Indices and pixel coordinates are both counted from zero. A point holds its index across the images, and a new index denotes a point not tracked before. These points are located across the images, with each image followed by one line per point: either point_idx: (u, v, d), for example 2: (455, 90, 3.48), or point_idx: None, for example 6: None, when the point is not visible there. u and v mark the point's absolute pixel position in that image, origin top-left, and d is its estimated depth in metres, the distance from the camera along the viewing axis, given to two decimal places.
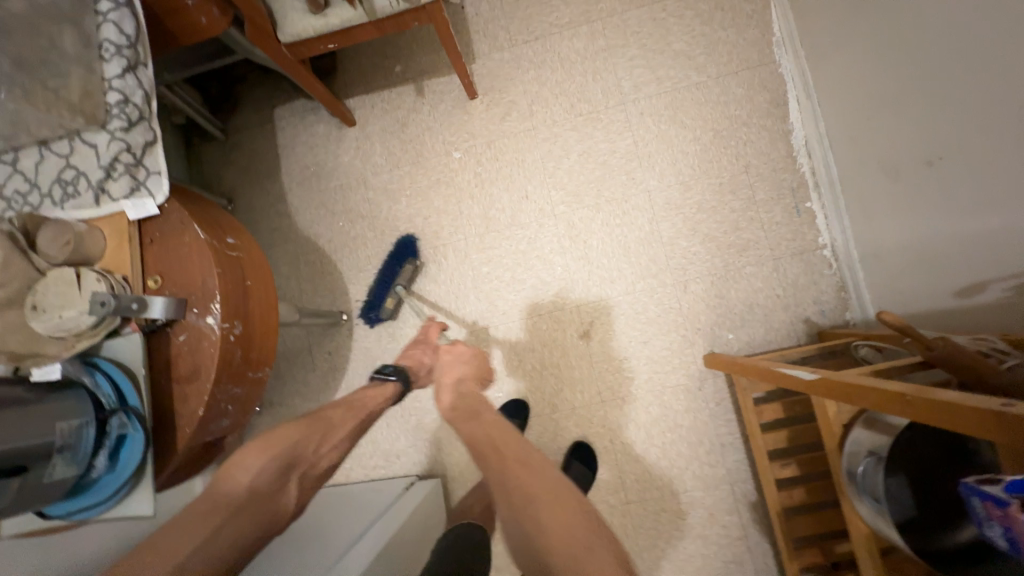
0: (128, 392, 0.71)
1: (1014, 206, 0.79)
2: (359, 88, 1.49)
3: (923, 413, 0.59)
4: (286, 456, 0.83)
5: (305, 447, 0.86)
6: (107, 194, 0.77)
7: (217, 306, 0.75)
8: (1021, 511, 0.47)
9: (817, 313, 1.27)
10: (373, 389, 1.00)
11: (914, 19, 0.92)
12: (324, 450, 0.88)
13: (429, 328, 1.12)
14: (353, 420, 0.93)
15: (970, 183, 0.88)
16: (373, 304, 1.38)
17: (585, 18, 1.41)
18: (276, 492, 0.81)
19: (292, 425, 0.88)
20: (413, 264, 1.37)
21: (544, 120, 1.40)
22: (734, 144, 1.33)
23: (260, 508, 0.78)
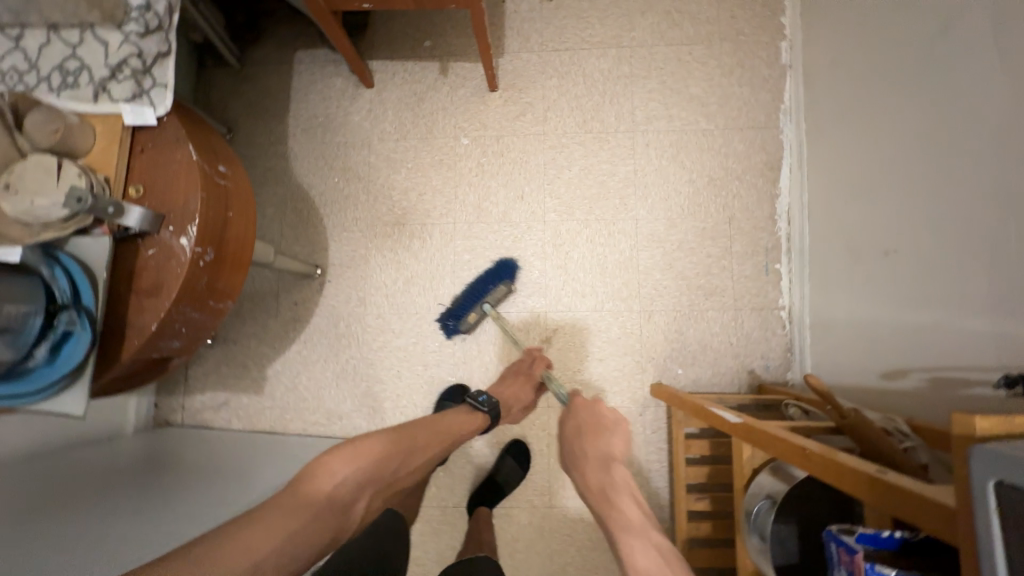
0: (85, 291, 0.70)
1: (947, 306, 0.88)
2: (385, 53, 1.49)
3: (821, 469, 0.65)
4: (372, 466, 0.86)
5: (392, 463, 0.89)
6: (107, 93, 0.77)
7: (193, 229, 0.75)
8: (863, 559, 0.55)
9: (762, 367, 1.35)
10: (467, 414, 1.08)
11: (902, 121, 1.01)
12: (403, 469, 0.92)
13: (536, 361, 1.24)
14: (437, 437, 0.98)
15: (915, 279, 0.97)
16: (454, 313, 1.32)
17: (615, 42, 1.46)
18: (350, 506, 0.82)
19: (380, 437, 0.89)
20: (507, 287, 1.33)
21: (556, 128, 1.44)
22: (724, 195, 1.41)
23: (332, 516, 0.78)
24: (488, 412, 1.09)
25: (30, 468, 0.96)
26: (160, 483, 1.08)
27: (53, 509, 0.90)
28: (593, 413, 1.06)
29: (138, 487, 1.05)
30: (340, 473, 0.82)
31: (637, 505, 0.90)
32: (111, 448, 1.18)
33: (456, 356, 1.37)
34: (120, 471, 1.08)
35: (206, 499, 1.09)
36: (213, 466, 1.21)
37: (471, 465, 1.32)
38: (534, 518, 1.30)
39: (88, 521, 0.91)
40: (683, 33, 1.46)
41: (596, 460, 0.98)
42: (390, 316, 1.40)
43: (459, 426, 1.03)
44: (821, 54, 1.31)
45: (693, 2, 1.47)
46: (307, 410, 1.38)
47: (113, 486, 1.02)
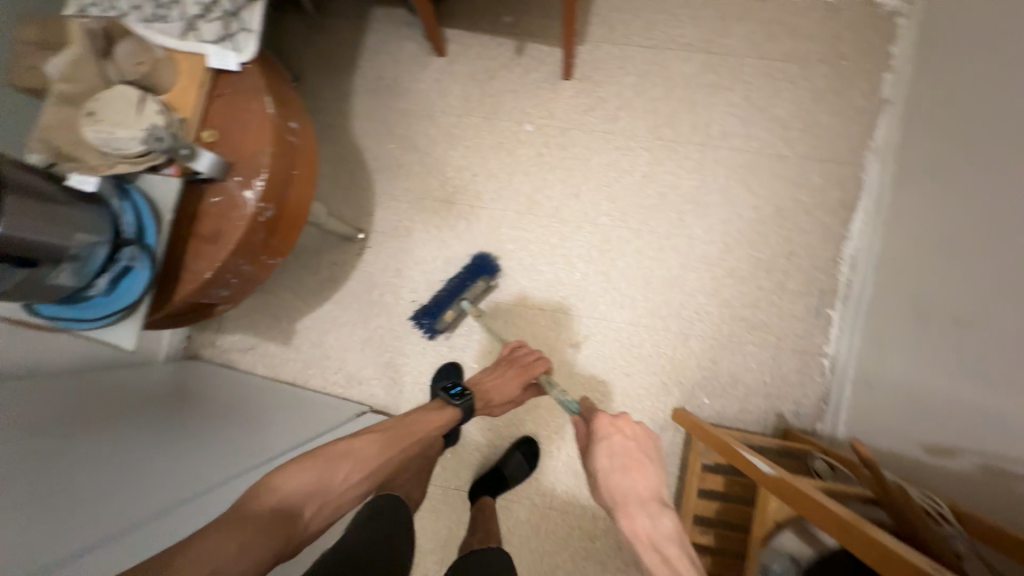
0: (149, 230, 0.70)
1: (1013, 394, 0.82)
2: (463, 23, 1.45)
3: (855, 545, 0.61)
4: (321, 477, 0.82)
5: (339, 474, 0.84)
6: (195, 31, 0.75)
7: (259, 183, 0.75)
8: None
9: (792, 413, 1.29)
10: (433, 413, 1.03)
11: (1005, 183, 0.91)
12: (356, 478, 0.86)
13: (534, 361, 1.18)
14: (400, 443, 0.94)
15: (984, 357, 0.89)
16: (431, 310, 1.35)
17: (704, 47, 1.38)
18: (300, 516, 0.77)
19: (322, 451, 0.86)
20: (486, 283, 1.34)
21: (624, 129, 1.39)
22: (789, 228, 1.33)
23: (285, 522, 0.75)
24: (460, 406, 1.06)
25: (30, 409, 0.87)
26: (165, 434, 1.01)
27: (53, 462, 0.81)
28: (621, 436, 0.87)
29: (144, 437, 0.97)
30: (284, 489, 0.78)
31: (691, 559, 0.71)
32: (116, 384, 1.11)
33: (483, 343, 1.37)
34: (123, 413, 1.00)
35: (216, 451, 1.03)
36: (217, 416, 1.15)
37: (479, 452, 1.34)
38: (531, 515, 1.31)
39: (93, 478, 0.83)
40: (779, 48, 1.36)
41: (637, 501, 0.79)
42: (424, 291, 1.40)
43: (422, 424, 1.00)
44: (928, 93, 1.20)
45: (797, 16, 1.36)
46: (329, 368, 1.40)
47: (116, 434, 0.94)
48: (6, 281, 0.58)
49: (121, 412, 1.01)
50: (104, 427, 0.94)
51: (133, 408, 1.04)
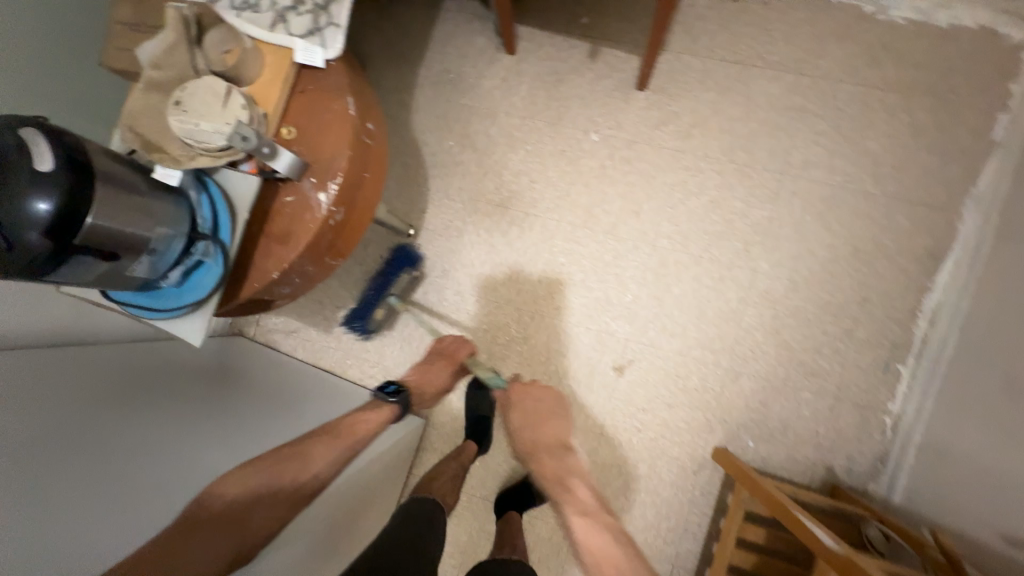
0: (223, 226, 0.70)
1: None
2: (537, 20, 1.39)
3: None
4: (265, 478, 0.90)
5: (283, 476, 0.91)
6: (284, 23, 0.74)
7: (333, 186, 0.73)
8: None
9: (844, 469, 1.21)
10: (371, 411, 1.07)
11: None
12: (304, 477, 0.93)
13: (460, 345, 1.20)
14: (341, 447, 0.99)
15: None
16: (360, 314, 1.32)
17: (795, 67, 1.28)
18: (248, 516, 0.86)
19: (257, 459, 0.92)
20: (411, 276, 1.35)
21: (696, 148, 1.31)
22: (866, 272, 1.23)
23: (233, 523, 0.84)
24: (395, 404, 1.09)
25: (47, 392, 0.82)
26: (184, 421, 0.97)
27: (71, 458, 0.77)
28: (533, 399, 1.09)
29: (165, 424, 0.93)
30: (228, 493, 0.86)
31: (590, 486, 0.99)
32: (137, 357, 1.06)
33: (522, 355, 1.33)
34: (144, 395, 0.96)
35: (233, 446, 1.00)
36: (237, 399, 1.12)
37: (508, 465, 1.31)
38: (553, 535, 1.29)
39: (110, 476, 0.80)
40: (879, 75, 1.25)
41: (547, 448, 1.04)
42: (468, 295, 1.38)
43: (363, 426, 1.04)
44: None
45: (905, 41, 1.24)
46: (367, 361, 1.40)
47: (136, 420, 0.90)
48: (89, 273, 0.57)
49: (141, 391, 0.96)
50: (134, 412, 0.90)
51: (154, 388, 1.00)
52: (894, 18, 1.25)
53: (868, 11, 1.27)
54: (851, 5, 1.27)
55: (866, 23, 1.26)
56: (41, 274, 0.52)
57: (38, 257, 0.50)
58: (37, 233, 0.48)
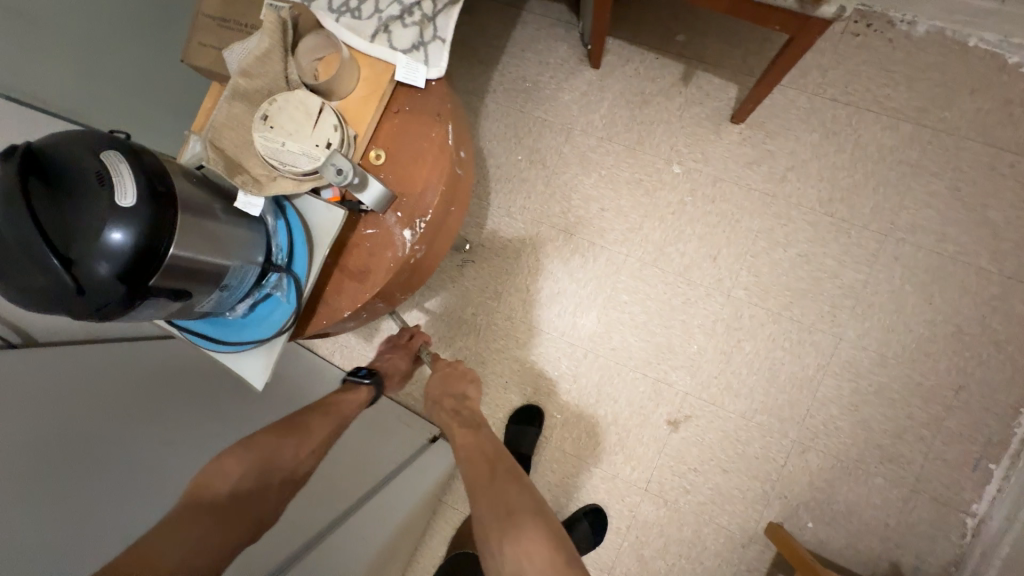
0: (299, 257, 0.62)
1: None
2: (628, 32, 1.27)
3: None
4: (267, 457, 0.74)
5: (283, 453, 0.76)
6: (386, 34, 0.65)
7: (421, 224, 0.65)
8: None
9: (912, 567, 1.11)
10: (347, 391, 0.90)
11: None
12: (304, 453, 0.78)
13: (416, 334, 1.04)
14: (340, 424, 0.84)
15: None
16: None
17: (917, 117, 1.14)
18: (255, 500, 0.71)
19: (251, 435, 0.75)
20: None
21: (790, 195, 1.18)
22: (968, 357, 1.10)
23: (237, 510, 0.68)
24: (372, 385, 0.91)
25: (32, 396, 0.69)
26: (196, 431, 0.83)
27: (55, 479, 0.63)
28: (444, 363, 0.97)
29: (168, 422, 0.80)
30: (234, 473, 0.71)
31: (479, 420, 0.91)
32: (151, 355, 0.93)
33: (569, 393, 1.25)
34: (153, 398, 0.82)
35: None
36: (259, 405, 0.97)
37: None
38: None
39: (100, 500, 0.65)
40: (1014, 137, 1.10)
41: (444, 395, 0.94)
42: (518, 321, 1.29)
43: (344, 405, 0.85)
44: None
45: None
46: None
47: (141, 429, 0.76)
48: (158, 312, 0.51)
49: (151, 394, 0.83)
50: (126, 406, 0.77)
51: (165, 389, 0.86)
52: None
53: (1011, 62, 1.11)
54: (992, 53, 1.12)
55: (1007, 76, 1.11)
56: (107, 314, 0.45)
57: (108, 296, 0.43)
58: (108, 267, 0.42)
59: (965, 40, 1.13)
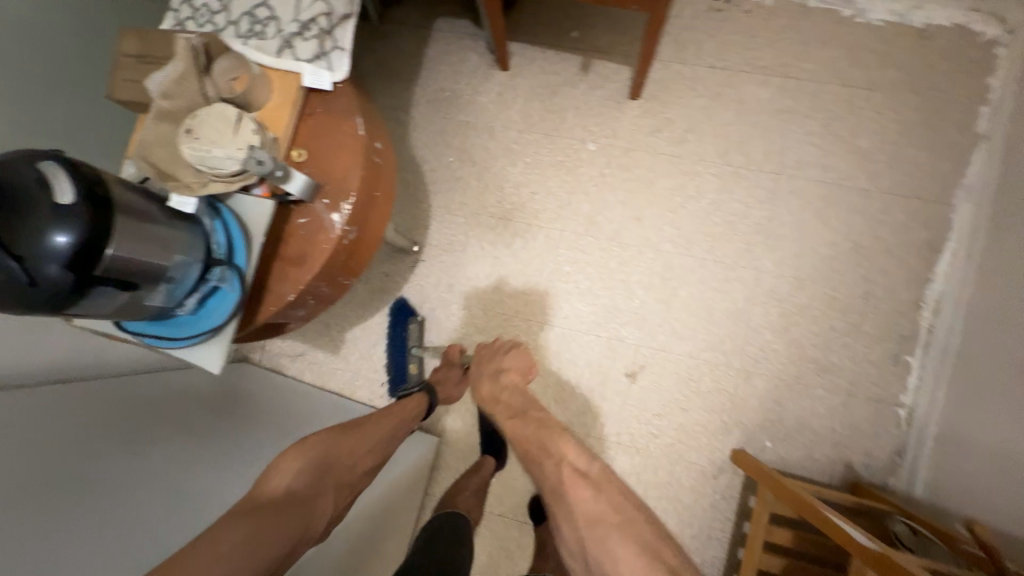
0: (239, 250, 0.69)
1: None
2: (528, 35, 1.41)
3: None
4: (324, 457, 0.85)
5: (341, 449, 0.88)
6: (290, 50, 0.74)
7: (347, 207, 0.73)
8: None
9: (863, 463, 1.21)
10: (406, 399, 1.13)
11: None
12: (359, 453, 0.91)
13: (451, 349, 1.26)
14: (383, 433, 0.98)
15: None
16: (396, 375, 1.35)
17: (782, 71, 1.31)
18: (318, 496, 0.79)
19: (324, 434, 0.89)
20: (418, 321, 1.37)
21: (693, 152, 1.33)
22: (869, 267, 1.25)
23: (297, 507, 0.75)
24: (423, 392, 1.16)
25: (52, 433, 0.79)
26: (183, 450, 0.91)
27: (71, 499, 0.72)
28: (492, 348, 1.16)
29: (170, 448, 0.89)
30: (296, 468, 0.81)
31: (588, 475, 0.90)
32: (104, 388, 0.97)
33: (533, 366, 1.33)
34: (145, 427, 0.91)
35: (229, 467, 0.93)
36: (243, 429, 1.05)
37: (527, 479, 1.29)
38: None
39: (119, 510, 0.74)
40: (864, 76, 1.29)
41: (509, 391, 1.08)
42: (475, 310, 1.37)
43: (402, 408, 1.09)
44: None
45: (884, 42, 1.28)
46: (376, 382, 1.39)
47: (140, 453, 0.84)
48: (106, 305, 0.57)
49: (135, 423, 0.91)
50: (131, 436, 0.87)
51: (131, 418, 0.92)
52: (872, 21, 1.29)
53: (847, 15, 1.31)
54: (830, 10, 1.31)
55: (847, 26, 1.30)
56: (62, 306, 0.52)
57: (64, 289, 0.50)
58: (57, 267, 0.48)
59: (807, 3, 1.32)
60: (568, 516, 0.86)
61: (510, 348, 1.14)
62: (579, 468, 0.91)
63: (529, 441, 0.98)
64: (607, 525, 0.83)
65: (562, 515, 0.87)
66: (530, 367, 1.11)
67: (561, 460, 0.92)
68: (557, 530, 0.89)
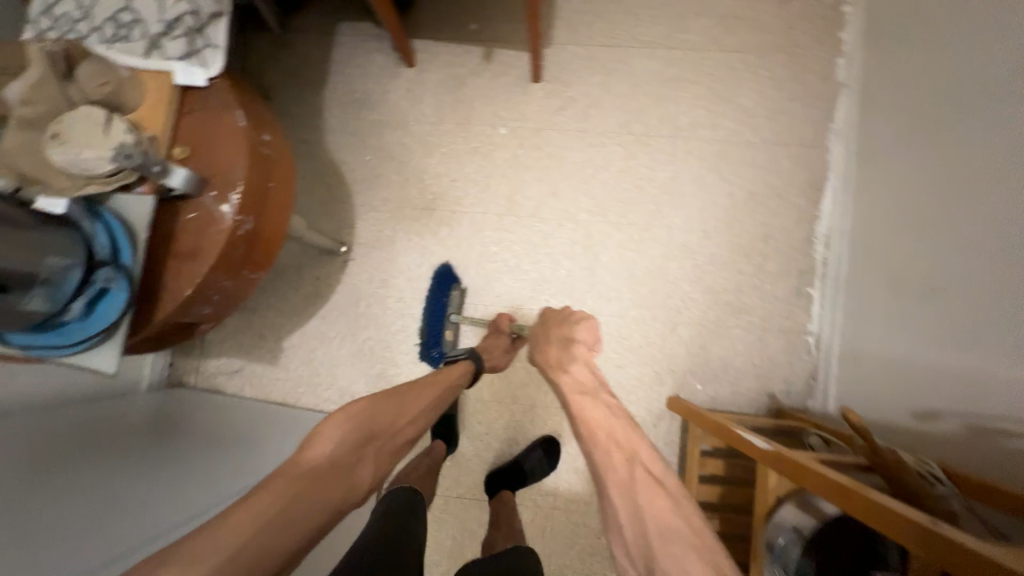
0: (124, 248, 0.69)
1: (1003, 357, 0.80)
2: (429, 31, 1.46)
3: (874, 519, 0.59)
4: (367, 426, 0.80)
5: (383, 418, 0.83)
6: (160, 50, 0.76)
7: (235, 197, 0.74)
8: None
9: (783, 391, 1.31)
10: (451, 365, 1.08)
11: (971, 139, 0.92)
12: (401, 424, 0.86)
13: (500, 318, 1.27)
14: (425, 403, 0.93)
15: (967, 321, 0.88)
16: (432, 340, 1.34)
17: (667, 43, 1.42)
18: (356, 466, 0.75)
19: (368, 399, 0.83)
20: (461, 289, 1.37)
21: (596, 126, 1.41)
22: (765, 213, 1.36)
23: (337, 479, 0.71)
24: (469, 358, 1.12)
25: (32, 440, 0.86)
26: (147, 464, 0.97)
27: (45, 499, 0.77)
28: (570, 321, 1.08)
29: (136, 462, 0.96)
30: (336, 436, 0.75)
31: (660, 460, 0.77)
32: (39, 414, 0.94)
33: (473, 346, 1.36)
34: (111, 444, 0.97)
35: (191, 478, 1.00)
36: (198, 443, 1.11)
37: (480, 456, 1.32)
38: (535, 518, 1.28)
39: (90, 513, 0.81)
40: (737, 41, 1.41)
41: (573, 359, 0.99)
42: (410, 301, 1.39)
43: (448, 376, 1.04)
44: (879, 76, 1.26)
45: (750, 10, 1.42)
46: (320, 386, 1.38)
47: (106, 464, 0.91)
48: None
49: (101, 439, 0.97)
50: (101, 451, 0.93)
51: (74, 445, 0.91)
52: None
53: None
54: None
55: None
56: None
57: None
58: None
59: None
60: (630, 506, 0.70)
61: (573, 320, 1.08)
62: (653, 473, 0.74)
63: (598, 428, 0.83)
64: (686, 545, 0.64)
65: (625, 510, 0.70)
66: (592, 339, 1.06)
67: (632, 459, 0.76)
68: (610, 521, 0.73)
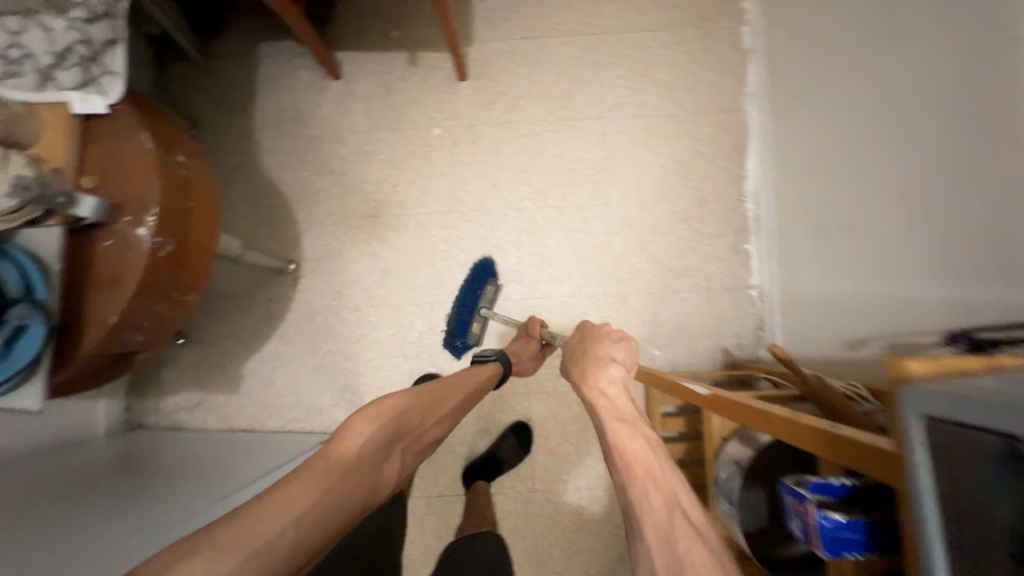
0: (38, 284, 0.68)
1: (919, 280, 0.84)
2: (351, 42, 1.48)
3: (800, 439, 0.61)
4: (398, 423, 0.81)
5: (412, 417, 0.84)
6: (55, 82, 0.77)
7: (151, 219, 0.75)
8: (811, 504, 0.60)
9: (735, 345, 1.37)
10: (478, 367, 1.07)
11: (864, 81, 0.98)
12: (428, 422, 0.88)
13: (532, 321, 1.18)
14: (450, 402, 0.94)
15: (887, 252, 0.92)
16: (458, 329, 1.33)
17: (583, 30, 1.48)
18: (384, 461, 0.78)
19: (402, 394, 0.85)
20: (496, 285, 1.36)
21: (527, 115, 1.45)
22: (696, 179, 1.43)
23: (365, 474, 0.73)
24: (497, 360, 1.10)
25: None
26: (116, 499, 0.95)
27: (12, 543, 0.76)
28: (604, 334, 0.91)
29: (102, 501, 0.94)
30: (368, 432, 0.76)
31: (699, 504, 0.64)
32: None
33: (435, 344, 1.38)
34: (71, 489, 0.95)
35: (183, 492, 0.99)
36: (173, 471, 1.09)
37: (455, 452, 1.33)
38: (516, 503, 1.30)
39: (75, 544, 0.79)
40: (649, 21, 1.48)
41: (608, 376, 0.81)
42: (367, 308, 1.39)
43: (476, 375, 1.04)
44: (779, 39, 1.34)
45: None
46: (285, 406, 1.36)
47: (66, 506, 0.89)
48: None
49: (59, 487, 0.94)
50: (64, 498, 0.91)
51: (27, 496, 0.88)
52: None
53: None
54: None
55: None
56: None
57: None
58: None
59: None
60: (667, 556, 0.58)
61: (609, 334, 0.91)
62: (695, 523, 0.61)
63: (635, 463, 0.67)
64: None
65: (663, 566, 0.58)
66: (631, 356, 0.88)
67: (674, 505, 0.62)
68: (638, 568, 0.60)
